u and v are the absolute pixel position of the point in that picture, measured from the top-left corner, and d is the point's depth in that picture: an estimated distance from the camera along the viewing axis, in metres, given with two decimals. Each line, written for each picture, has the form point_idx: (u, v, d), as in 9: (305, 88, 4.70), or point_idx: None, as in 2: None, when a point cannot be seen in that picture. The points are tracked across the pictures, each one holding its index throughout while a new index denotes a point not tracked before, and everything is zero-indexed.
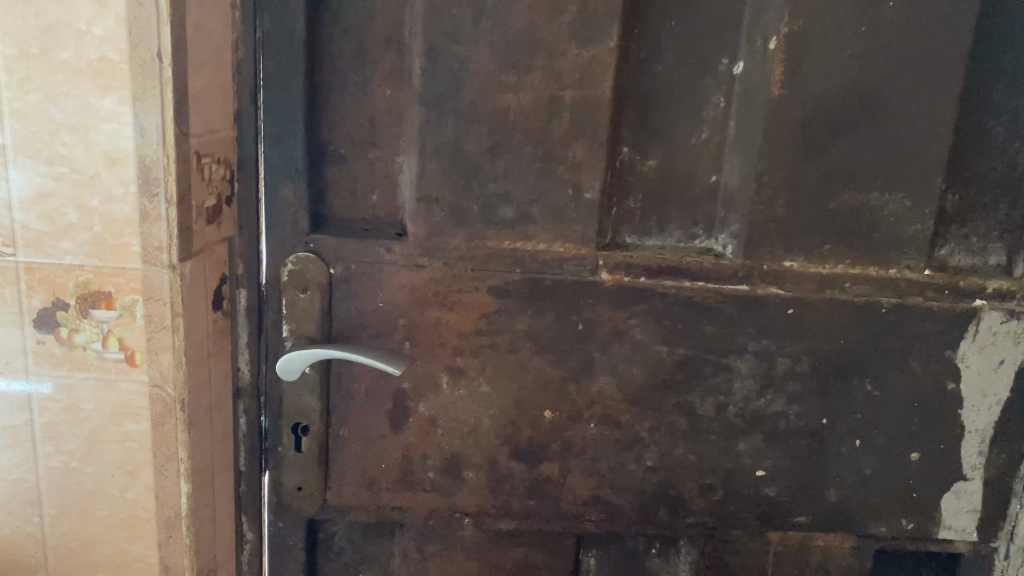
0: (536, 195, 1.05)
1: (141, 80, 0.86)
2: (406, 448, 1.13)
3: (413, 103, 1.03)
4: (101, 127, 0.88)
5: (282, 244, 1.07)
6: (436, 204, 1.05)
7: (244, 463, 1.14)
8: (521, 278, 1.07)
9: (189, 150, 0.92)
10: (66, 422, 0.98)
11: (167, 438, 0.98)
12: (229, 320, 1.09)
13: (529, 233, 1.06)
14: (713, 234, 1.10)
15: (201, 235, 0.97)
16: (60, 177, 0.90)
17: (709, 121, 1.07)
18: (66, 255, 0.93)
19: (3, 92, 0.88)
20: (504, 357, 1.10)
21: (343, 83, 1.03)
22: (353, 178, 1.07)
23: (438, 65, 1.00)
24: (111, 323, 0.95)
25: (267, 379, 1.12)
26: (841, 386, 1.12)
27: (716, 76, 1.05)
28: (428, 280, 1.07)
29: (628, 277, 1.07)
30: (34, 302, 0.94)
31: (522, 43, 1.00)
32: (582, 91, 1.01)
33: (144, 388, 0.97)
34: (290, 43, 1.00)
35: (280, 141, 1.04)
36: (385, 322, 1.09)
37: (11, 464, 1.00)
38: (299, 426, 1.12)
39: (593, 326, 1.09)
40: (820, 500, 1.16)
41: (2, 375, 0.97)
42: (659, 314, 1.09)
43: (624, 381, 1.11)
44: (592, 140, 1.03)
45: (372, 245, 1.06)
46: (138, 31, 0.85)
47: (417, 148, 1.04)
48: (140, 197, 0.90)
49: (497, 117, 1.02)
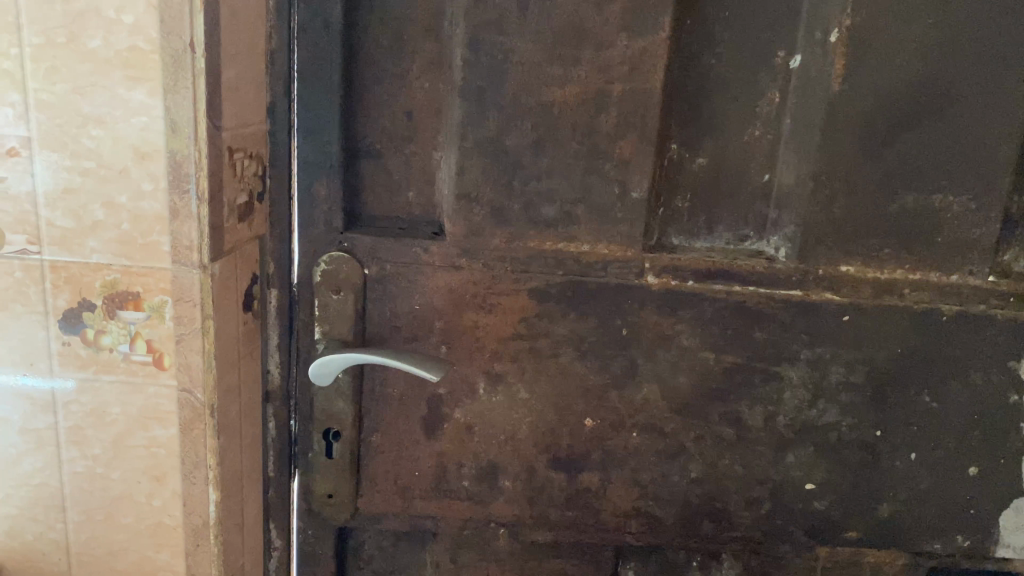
0: (581, 193, 1.00)
1: (173, 71, 0.82)
2: (440, 455, 1.09)
3: (453, 96, 0.98)
4: (130, 120, 0.84)
5: (315, 242, 1.02)
6: (475, 202, 1.00)
7: (273, 468, 1.11)
8: (564, 279, 1.03)
9: (222, 144, 0.87)
10: (92, 426, 0.95)
11: (195, 444, 0.95)
12: (260, 320, 1.05)
13: (572, 233, 1.01)
14: (765, 235, 1.05)
15: (232, 234, 0.93)
16: (87, 172, 0.86)
17: (763, 117, 1.01)
18: (93, 253, 0.89)
19: (29, 83, 0.84)
20: (544, 363, 1.05)
21: (380, 74, 0.99)
22: (389, 174, 1.02)
23: (480, 56, 0.95)
24: (139, 325, 0.91)
25: (299, 381, 1.08)
26: (897, 396, 1.07)
27: (771, 70, 1.00)
28: (466, 281, 1.03)
29: (676, 280, 1.02)
30: (60, 301, 0.91)
31: (569, 34, 0.95)
32: (632, 85, 0.96)
33: (172, 393, 0.93)
34: (326, 33, 0.96)
35: (314, 135, 0.99)
36: (421, 324, 1.04)
37: (35, 469, 0.97)
38: (331, 432, 1.08)
39: (638, 331, 1.04)
40: (872, 515, 1.11)
41: (26, 377, 0.93)
42: (708, 319, 1.04)
43: (669, 388, 1.06)
44: (640, 136, 0.98)
45: (408, 244, 1.02)
46: (170, 19, 0.81)
47: (457, 144, 0.99)
48: (170, 193, 0.86)
49: (541, 112, 0.97)
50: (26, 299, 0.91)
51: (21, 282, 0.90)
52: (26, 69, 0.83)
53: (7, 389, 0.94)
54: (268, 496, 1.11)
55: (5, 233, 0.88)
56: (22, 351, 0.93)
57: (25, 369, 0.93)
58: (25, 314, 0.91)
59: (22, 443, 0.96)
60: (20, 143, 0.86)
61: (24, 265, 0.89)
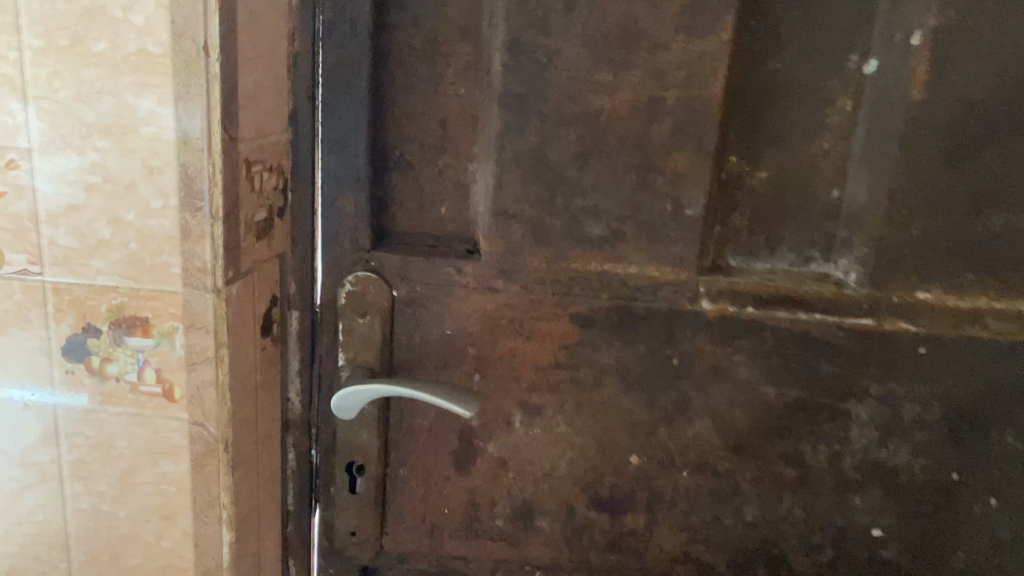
0: (629, 210, 0.90)
1: (186, 77, 0.75)
2: (472, 492, 1.00)
3: (491, 104, 0.89)
4: (138, 130, 0.77)
5: (339, 261, 0.94)
6: (513, 220, 0.91)
7: (292, 502, 1.03)
8: (609, 304, 0.93)
9: (238, 157, 0.80)
10: (97, 460, 0.87)
11: (208, 482, 0.87)
12: (280, 344, 0.97)
13: (620, 254, 0.92)
14: (832, 257, 0.94)
15: (250, 253, 0.85)
16: (92, 186, 0.79)
17: (833, 128, 0.91)
18: (99, 275, 0.81)
19: (30, 90, 0.76)
20: (586, 395, 0.96)
21: (411, 79, 0.90)
22: (420, 188, 0.94)
23: (520, 60, 0.86)
24: (148, 353, 0.84)
25: (322, 409, 1.00)
26: (977, 437, 0.96)
27: (842, 76, 0.89)
28: (502, 305, 0.94)
29: (735, 307, 0.93)
30: (63, 327, 0.83)
31: (619, 36, 0.85)
32: (688, 93, 0.86)
33: (184, 426, 0.86)
34: (353, 34, 0.87)
35: (340, 146, 0.91)
36: (453, 351, 0.96)
37: (38, 505, 0.90)
38: (354, 465, 0.99)
39: (691, 362, 0.95)
40: (945, 566, 1.01)
41: (28, 407, 0.86)
42: (769, 350, 0.94)
43: (723, 425, 0.97)
44: (697, 148, 0.88)
45: (440, 265, 0.93)
46: (182, 20, 0.73)
47: (494, 155, 0.90)
48: (182, 211, 0.79)
49: (588, 121, 0.88)
50: (27, 324, 0.84)
51: (21, 305, 0.83)
52: (27, 75, 0.76)
53: (8, 420, 0.87)
54: (286, 532, 1.04)
55: (4, 252, 0.81)
56: (23, 379, 0.85)
57: (26, 398, 0.86)
58: (28, 339, 0.84)
59: (24, 477, 0.89)
60: (20, 155, 0.78)
61: (25, 287, 0.82)
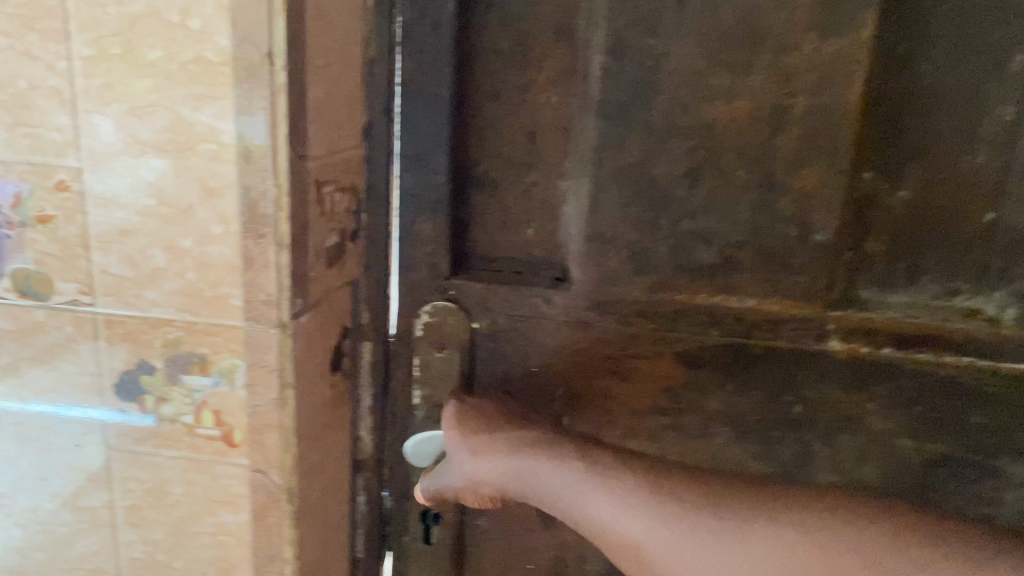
0: (747, 235, 0.78)
1: (247, 88, 0.66)
2: (559, 548, 0.90)
3: (588, 113, 0.78)
4: (197, 148, 0.68)
5: (416, 289, 0.86)
6: (610, 244, 0.80)
7: (361, 549, 0.94)
8: (720, 342, 0.82)
9: (306, 176, 0.71)
10: (152, 507, 0.80)
11: (270, 535, 0.79)
12: (351, 378, 0.88)
13: (734, 283, 0.80)
14: (985, 288, 0.79)
15: (318, 282, 0.76)
16: (147, 210, 0.71)
17: (989, 140, 0.75)
18: (153, 307, 0.73)
19: (80, 103, 0.69)
20: (690, 443, 0.86)
21: (498, 88, 0.80)
22: (506, 208, 0.84)
23: (623, 64, 0.75)
24: (206, 393, 0.76)
25: (395, 450, 0.91)
26: None
27: (1004, 79, 0.73)
28: (596, 340, 0.84)
29: (868, 346, 0.80)
30: (115, 363, 0.76)
31: (740, 34, 0.73)
32: (821, 99, 0.73)
33: (245, 473, 0.78)
34: (435, 37, 0.78)
35: (419, 163, 0.81)
36: (540, 391, 0.86)
37: (90, 552, 0.83)
38: (429, 514, 0.90)
39: (814, 409, 0.82)
40: None
41: (79, 448, 0.79)
42: (908, 398, 0.81)
43: (847, 479, 0.85)
44: (830, 165, 0.75)
45: (527, 295, 0.83)
46: (244, 23, 0.65)
47: (591, 171, 0.79)
48: (243, 237, 0.70)
49: (701, 133, 0.76)
50: (77, 358, 0.76)
51: (71, 338, 0.75)
52: (77, 87, 0.68)
53: (58, 461, 0.80)
54: None
55: (53, 280, 0.74)
56: (73, 418, 0.78)
57: (77, 439, 0.79)
58: (78, 375, 0.77)
59: (75, 522, 0.82)
60: (71, 176, 0.71)
61: (75, 318, 0.75)
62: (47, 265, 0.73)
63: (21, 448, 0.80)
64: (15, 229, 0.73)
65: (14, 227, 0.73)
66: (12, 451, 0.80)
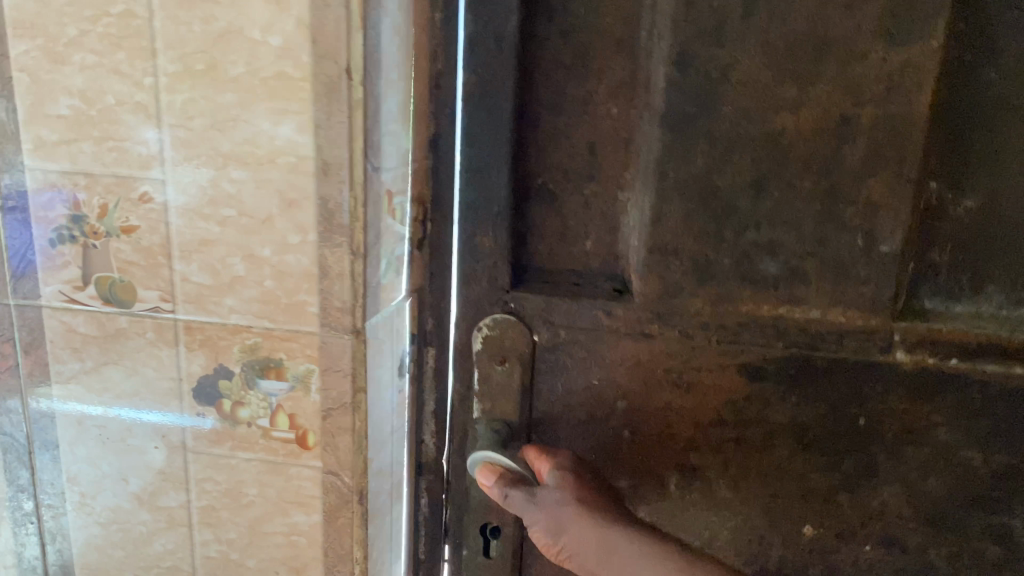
0: (812, 246, 0.79)
1: (326, 102, 0.68)
2: None
3: (652, 125, 0.79)
4: (276, 160, 0.71)
5: (478, 299, 0.87)
6: (673, 254, 0.81)
7: (423, 554, 0.96)
8: (784, 352, 0.82)
9: (380, 187, 0.73)
10: (227, 507, 0.82)
11: (341, 534, 0.81)
12: (414, 388, 0.90)
13: (797, 294, 0.80)
14: None
15: (388, 289, 0.79)
16: (227, 220, 0.73)
17: None
18: (231, 314, 0.76)
19: (164, 119, 0.71)
20: (754, 455, 0.86)
21: (560, 101, 0.82)
22: (566, 219, 0.85)
23: (690, 76, 0.76)
24: (281, 397, 0.78)
25: (455, 458, 0.92)
26: None
27: None
28: (658, 352, 0.84)
29: (935, 358, 0.80)
30: (194, 366, 0.78)
31: (806, 44, 0.73)
32: (887, 108, 0.74)
33: (317, 475, 0.80)
34: (501, 51, 0.79)
35: (483, 175, 0.82)
36: (602, 403, 0.87)
37: (166, 550, 0.85)
38: (489, 527, 0.92)
39: (879, 422, 0.83)
40: None
41: (158, 449, 0.82)
42: (973, 409, 0.81)
43: (915, 493, 0.84)
44: (894, 172, 0.75)
45: (589, 304, 0.84)
46: (324, 39, 0.67)
47: (653, 184, 0.80)
48: (320, 247, 0.72)
49: (766, 143, 0.77)
50: (158, 363, 0.79)
51: (153, 344, 0.78)
52: (161, 103, 0.71)
53: (138, 462, 0.83)
54: None
55: (136, 288, 0.77)
56: (153, 421, 0.81)
57: (156, 440, 0.82)
58: (159, 379, 0.80)
59: (153, 521, 0.84)
60: (154, 188, 0.73)
61: (157, 324, 0.78)
62: (130, 273, 0.76)
63: (103, 450, 0.83)
64: (101, 239, 0.76)
65: (99, 237, 0.76)
66: (93, 453, 0.83)
